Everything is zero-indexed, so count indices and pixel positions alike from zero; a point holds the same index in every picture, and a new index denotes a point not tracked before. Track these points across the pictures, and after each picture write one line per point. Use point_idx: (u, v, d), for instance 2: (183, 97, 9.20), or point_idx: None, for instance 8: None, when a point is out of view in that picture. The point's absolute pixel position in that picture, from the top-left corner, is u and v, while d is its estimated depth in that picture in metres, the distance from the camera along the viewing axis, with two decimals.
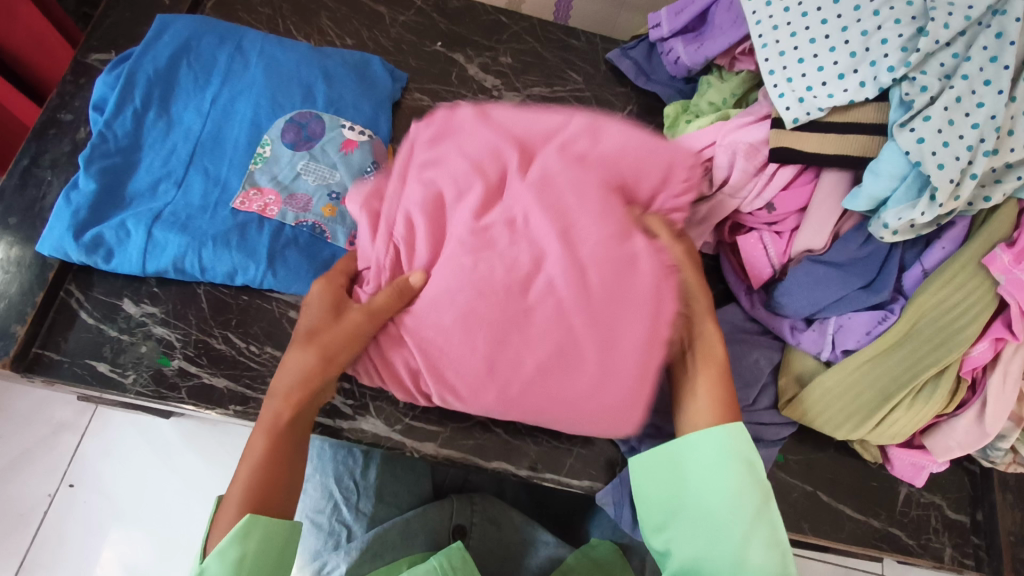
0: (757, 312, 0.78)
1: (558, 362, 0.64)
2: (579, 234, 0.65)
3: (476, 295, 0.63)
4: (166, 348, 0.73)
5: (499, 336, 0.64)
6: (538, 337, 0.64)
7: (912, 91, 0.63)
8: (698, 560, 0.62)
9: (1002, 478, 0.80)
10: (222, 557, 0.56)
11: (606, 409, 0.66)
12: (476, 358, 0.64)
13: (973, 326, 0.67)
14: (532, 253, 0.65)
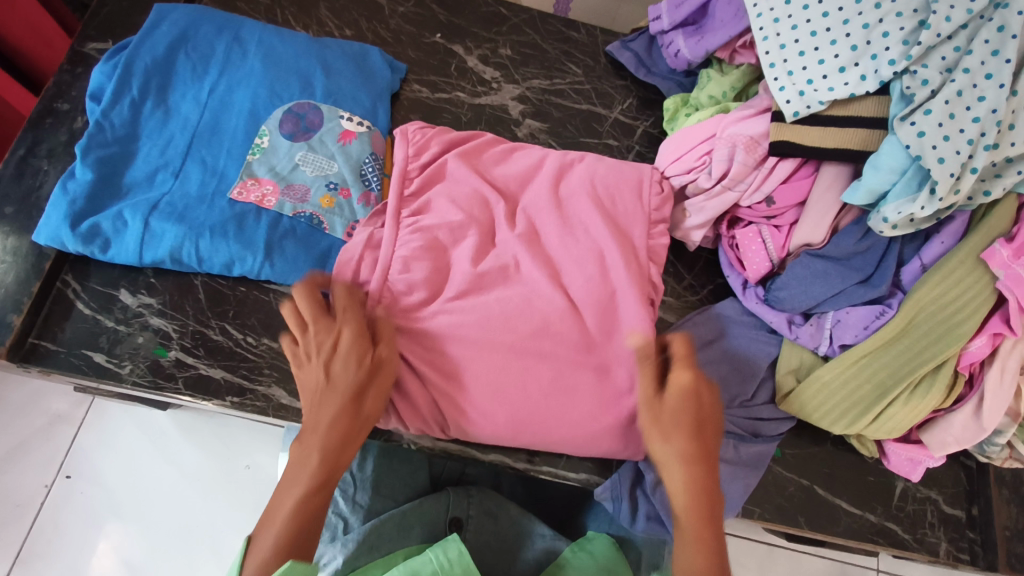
0: (753, 307, 0.77)
1: (561, 384, 0.68)
2: (568, 282, 0.72)
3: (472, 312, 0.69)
4: (163, 339, 0.73)
5: (500, 356, 0.68)
6: (530, 361, 0.69)
7: (914, 84, 0.62)
8: None
9: (997, 473, 0.80)
10: None
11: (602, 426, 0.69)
12: (479, 371, 0.68)
13: (971, 320, 0.67)
14: (523, 283, 0.71)
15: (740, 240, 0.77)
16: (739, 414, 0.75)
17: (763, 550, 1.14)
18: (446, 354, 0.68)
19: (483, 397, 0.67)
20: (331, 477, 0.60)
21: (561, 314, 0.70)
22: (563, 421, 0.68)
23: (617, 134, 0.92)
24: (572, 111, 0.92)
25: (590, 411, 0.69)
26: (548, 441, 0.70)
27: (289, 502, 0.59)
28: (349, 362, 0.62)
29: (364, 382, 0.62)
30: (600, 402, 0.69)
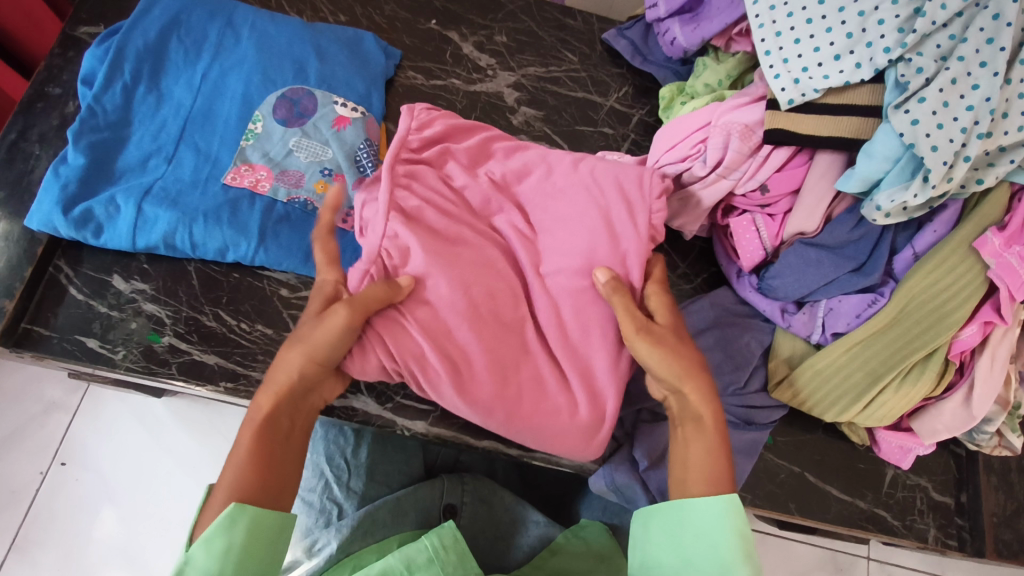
0: (747, 295, 0.78)
1: (536, 356, 0.69)
2: (559, 261, 0.71)
3: (471, 288, 0.67)
4: (157, 324, 0.73)
5: (490, 339, 0.66)
6: (511, 333, 0.68)
7: (908, 72, 0.62)
8: None
9: (987, 461, 0.81)
10: (208, 548, 0.53)
11: (569, 403, 0.68)
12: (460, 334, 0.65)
13: (962, 309, 0.67)
14: (516, 273, 0.71)
15: (734, 228, 0.77)
16: (733, 402, 0.75)
17: (756, 538, 1.15)
18: (431, 319, 0.65)
19: (461, 360, 0.65)
20: (275, 427, 0.59)
21: (550, 303, 0.70)
22: (545, 409, 0.67)
23: (612, 123, 0.92)
24: (567, 99, 0.92)
25: (566, 402, 0.67)
26: (525, 414, 0.66)
27: (240, 451, 0.57)
28: (304, 359, 0.61)
29: (316, 340, 0.60)
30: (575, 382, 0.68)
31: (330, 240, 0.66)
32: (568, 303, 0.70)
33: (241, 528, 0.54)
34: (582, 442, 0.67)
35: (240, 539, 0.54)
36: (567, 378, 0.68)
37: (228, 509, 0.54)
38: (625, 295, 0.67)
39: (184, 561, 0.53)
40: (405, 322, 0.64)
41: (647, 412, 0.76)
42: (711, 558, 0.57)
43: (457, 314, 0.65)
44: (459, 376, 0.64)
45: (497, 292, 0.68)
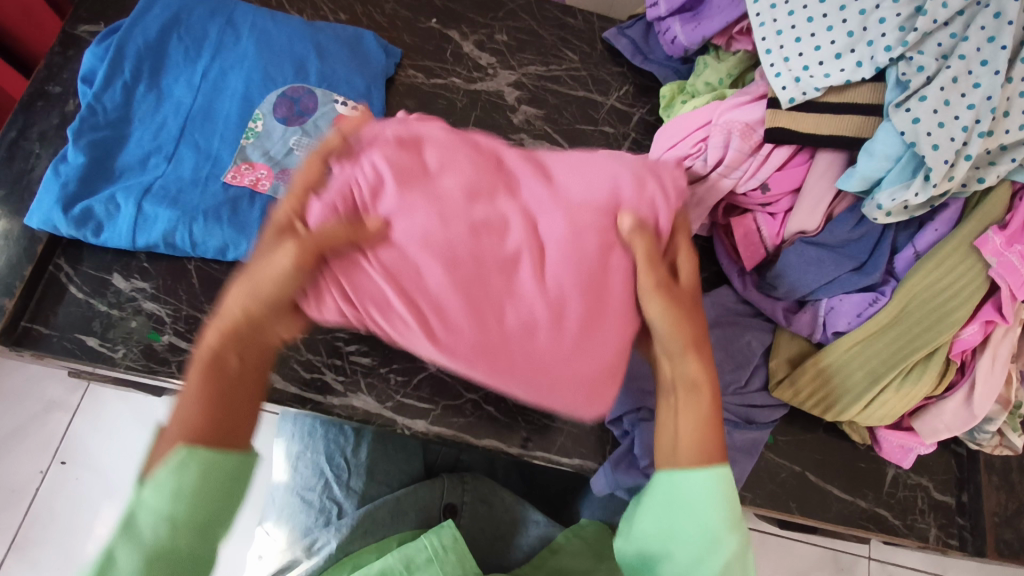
0: (748, 294, 0.78)
1: (538, 308, 0.58)
2: (575, 201, 0.60)
3: (455, 224, 0.58)
4: (157, 323, 0.72)
5: (470, 284, 0.57)
6: (512, 281, 0.58)
7: (909, 71, 0.62)
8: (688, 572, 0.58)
9: (988, 461, 0.81)
10: (159, 489, 0.50)
11: (566, 358, 0.59)
12: (437, 276, 0.57)
13: (963, 308, 0.67)
14: (522, 210, 0.60)
15: (735, 228, 0.77)
16: (733, 402, 0.75)
17: (756, 537, 1.14)
18: (405, 261, 0.57)
19: (437, 305, 0.58)
20: (224, 366, 0.55)
21: (556, 245, 0.59)
22: (536, 361, 0.59)
23: (613, 121, 0.92)
24: (568, 97, 0.92)
25: (571, 356, 0.59)
26: (507, 363, 0.59)
27: (189, 392, 0.54)
28: (249, 299, 0.56)
29: (261, 276, 0.56)
30: (579, 335, 0.59)
31: (326, 171, 0.60)
32: (584, 246, 0.59)
33: (193, 470, 0.51)
34: (584, 399, 0.61)
35: (192, 482, 0.50)
36: (573, 330, 0.59)
37: (177, 452, 0.51)
38: (649, 244, 0.59)
39: (135, 503, 0.50)
40: (367, 264, 0.57)
41: (647, 410, 0.72)
42: (700, 528, 0.58)
43: (432, 255, 0.57)
44: (427, 326, 0.58)
45: (485, 228, 0.58)
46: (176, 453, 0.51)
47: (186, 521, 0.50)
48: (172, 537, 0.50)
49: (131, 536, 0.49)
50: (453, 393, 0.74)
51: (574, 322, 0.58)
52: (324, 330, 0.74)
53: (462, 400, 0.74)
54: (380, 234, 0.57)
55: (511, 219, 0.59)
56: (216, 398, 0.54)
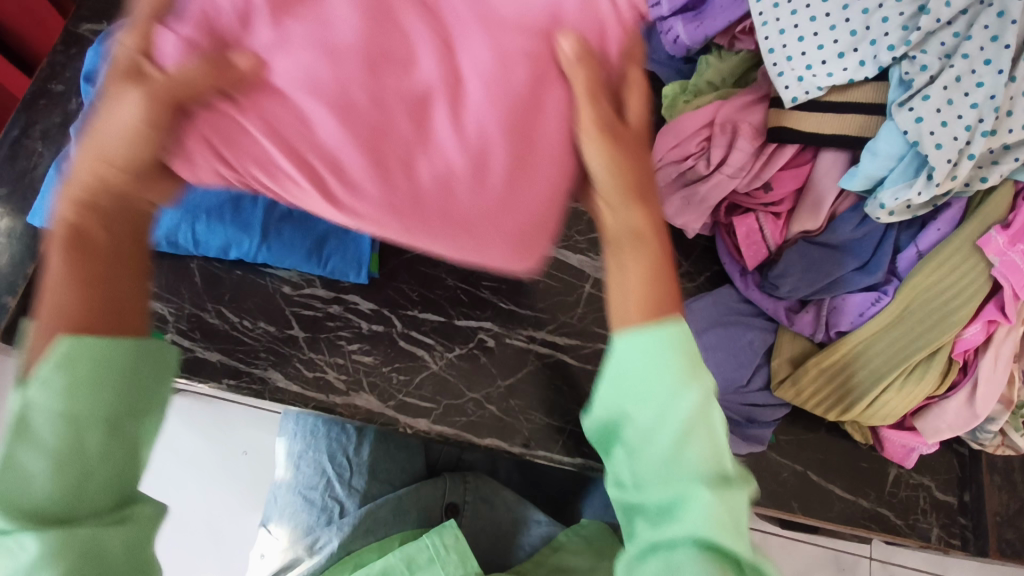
0: (750, 294, 0.78)
1: (453, 159, 0.49)
2: (500, 26, 0.48)
3: (346, 58, 0.46)
4: (159, 321, 0.73)
5: (371, 134, 0.47)
6: (421, 125, 0.48)
7: (912, 70, 0.62)
8: (647, 457, 0.48)
9: (989, 460, 0.81)
10: (45, 386, 0.42)
11: (491, 212, 0.51)
12: (330, 123, 0.47)
13: (964, 308, 0.67)
14: (434, 40, 0.48)
15: (738, 228, 0.76)
16: (734, 401, 0.75)
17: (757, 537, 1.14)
18: (291, 106, 0.46)
19: (336, 156, 0.48)
20: (92, 234, 0.45)
21: (476, 78, 0.48)
22: (457, 217, 0.51)
23: None
24: None
25: (495, 207, 0.50)
26: (425, 220, 0.51)
27: (50, 277, 0.44)
28: (100, 165, 0.45)
29: (112, 131, 0.45)
30: (503, 184, 0.50)
31: None
32: (510, 76, 0.48)
33: (89, 350, 0.43)
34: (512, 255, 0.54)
35: (87, 372, 0.43)
36: (498, 178, 0.50)
37: (58, 345, 0.42)
38: (592, 71, 0.49)
39: (21, 407, 0.42)
40: (248, 121, 0.46)
41: None
42: (652, 389, 0.48)
43: (319, 96, 0.46)
44: (325, 184, 0.49)
45: (386, 60, 0.47)
46: (52, 352, 0.42)
47: (94, 413, 0.43)
48: (77, 436, 0.42)
49: (29, 442, 0.42)
50: (457, 392, 0.74)
51: (499, 172, 0.49)
52: (326, 329, 0.74)
53: (465, 399, 0.74)
54: (260, 76, 0.46)
55: (421, 48, 0.48)
56: (90, 280, 0.44)
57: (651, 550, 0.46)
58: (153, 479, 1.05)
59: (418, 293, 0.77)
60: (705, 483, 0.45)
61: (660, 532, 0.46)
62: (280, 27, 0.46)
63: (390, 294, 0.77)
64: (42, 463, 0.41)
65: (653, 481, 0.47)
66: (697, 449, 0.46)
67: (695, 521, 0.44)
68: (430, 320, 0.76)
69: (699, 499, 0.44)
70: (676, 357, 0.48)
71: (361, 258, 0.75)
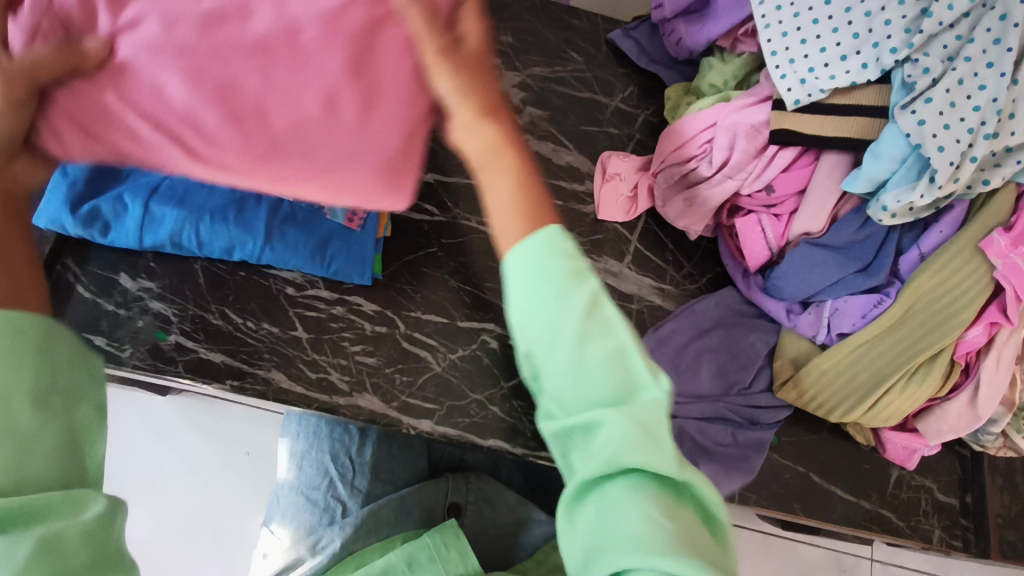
0: (753, 295, 0.79)
1: (304, 106, 0.50)
2: None
3: (190, 24, 0.48)
4: (163, 322, 0.73)
5: (224, 92, 0.49)
6: (271, 77, 0.50)
7: (914, 73, 0.62)
8: (562, 386, 0.45)
9: (991, 462, 0.81)
10: None
11: (355, 157, 0.52)
12: (190, 88, 0.48)
13: (968, 310, 0.67)
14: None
15: (739, 228, 0.77)
16: (736, 402, 0.75)
17: (759, 538, 1.14)
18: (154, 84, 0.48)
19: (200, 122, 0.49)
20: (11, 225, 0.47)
21: (314, 27, 0.50)
22: (323, 160, 0.52)
23: (618, 123, 0.92)
24: (572, 99, 0.92)
25: (351, 146, 0.52)
26: (294, 167, 0.52)
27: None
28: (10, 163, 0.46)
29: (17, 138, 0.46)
30: (359, 127, 0.52)
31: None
32: (341, 17, 0.50)
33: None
34: (384, 194, 0.55)
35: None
36: (352, 120, 0.51)
37: None
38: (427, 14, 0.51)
39: None
40: (120, 106, 0.49)
41: None
42: (544, 307, 0.45)
43: (174, 65, 0.48)
44: (187, 146, 0.50)
45: (228, 21, 0.49)
46: None
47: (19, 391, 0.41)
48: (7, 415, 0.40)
49: None
50: (459, 393, 0.74)
51: (351, 113, 0.51)
52: (330, 330, 0.75)
53: (467, 400, 0.74)
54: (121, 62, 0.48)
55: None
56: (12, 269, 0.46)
57: (588, 492, 0.45)
58: (110, 459, 1.05)
59: (420, 293, 0.78)
60: (620, 407, 0.44)
61: (591, 459, 0.44)
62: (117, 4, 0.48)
63: (394, 296, 0.77)
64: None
65: (572, 418, 0.45)
66: (608, 374, 0.45)
67: (617, 455, 0.43)
68: (433, 321, 0.77)
69: (618, 427, 0.43)
70: (559, 266, 0.45)
71: (368, 259, 0.76)
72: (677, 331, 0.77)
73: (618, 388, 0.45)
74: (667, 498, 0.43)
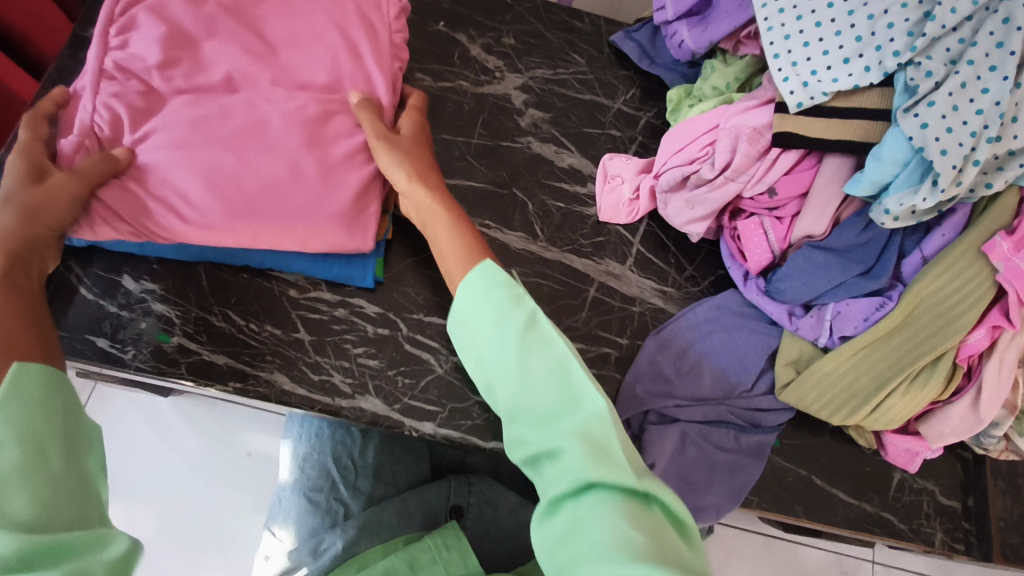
0: (754, 298, 0.77)
1: (278, 173, 0.64)
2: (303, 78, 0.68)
3: (189, 121, 0.63)
4: (166, 324, 0.73)
5: (212, 171, 0.63)
6: (251, 152, 0.64)
7: (917, 76, 0.62)
8: (518, 403, 0.53)
9: (993, 465, 0.81)
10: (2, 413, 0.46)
11: (319, 207, 0.65)
12: (188, 169, 0.62)
13: (970, 314, 0.67)
14: (250, 97, 0.66)
15: (742, 231, 0.77)
16: (739, 405, 0.75)
17: (761, 541, 1.14)
18: (167, 166, 0.62)
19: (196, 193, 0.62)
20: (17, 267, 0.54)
21: (283, 116, 0.65)
22: (289, 212, 0.64)
23: (620, 125, 0.92)
24: (575, 101, 0.92)
25: (315, 200, 0.65)
26: (267, 219, 0.63)
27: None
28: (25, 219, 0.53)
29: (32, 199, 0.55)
30: (323, 185, 0.65)
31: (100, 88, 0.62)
32: (301, 112, 0.66)
33: (29, 383, 0.48)
34: (346, 234, 0.66)
35: (35, 394, 0.48)
36: (316, 178, 0.65)
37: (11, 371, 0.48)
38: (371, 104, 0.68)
39: None
40: (136, 191, 0.62)
41: (654, 412, 0.74)
42: (490, 329, 0.56)
43: (178, 152, 0.62)
44: (177, 214, 0.63)
45: (211, 117, 0.64)
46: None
47: (48, 438, 0.47)
48: (38, 459, 0.45)
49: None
50: (462, 396, 0.74)
51: (313, 173, 0.65)
52: (332, 332, 0.75)
53: (470, 402, 0.74)
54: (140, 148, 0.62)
55: (242, 103, 0.65)
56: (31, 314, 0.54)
57: (559, 507, 0.48)
58: (113, 459, 1.05)
59: (423, 295, 0.78)
60: (574, 422, 0.49)
61: (555, 475, 0.49)
62: (139, 117, 0.63)
63: (397, 298, 0.77)
64: (11, 489, 0.43)
65: (537, 437, 0.51)
66: (559, 399, 0.51)
67: (579, 466, 0.47)
68: (435, 324, 0.77)
69: (574, 443, 0.48)
70: (496, 291, 0.56)
71: (366, 263, 0.75)
72: (678, 334, 0.78)
73: (564, 401, 0.51)
74: (634, 507, 0.46)
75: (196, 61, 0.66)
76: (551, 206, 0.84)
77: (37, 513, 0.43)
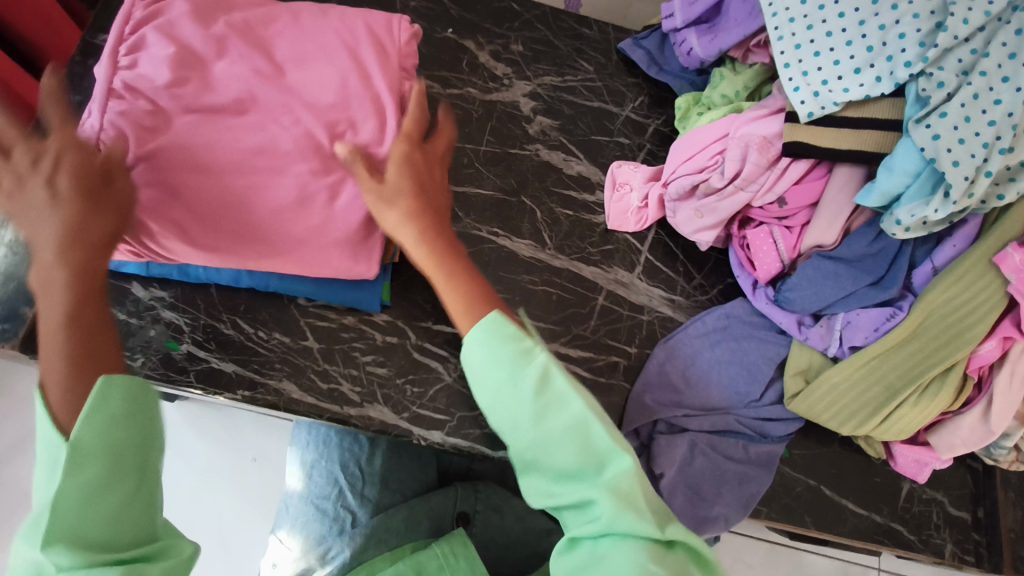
0: (763, 307, 0.78)
1: (284, 200, 0.64)
2: (313, 93, 0.66)
3: (197, 142, 0.62)
4: (175, 332, 0.73)
5: (220, 193, 0.63)
6: (258, 177, 0.64)
7: (929, 87, 0.62)
8: (536, 457, 0.54)
9: (1003, 476, 0.81)
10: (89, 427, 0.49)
11: (323, 237, 0.66)
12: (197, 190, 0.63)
13: (981, 325, 0.67)
14: (262, 109, 0.65)
15: (751, 240, 0.77)
16: (747, 415, 0.75)
17: (766, 548, 1.14)
18: (180, 180, 0.62)
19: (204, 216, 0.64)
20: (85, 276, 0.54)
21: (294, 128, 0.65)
22: (295, 242, 0.66)
23: (629, 133, 0.92)
24: (583, 108, 0.92)
25: (321, 229, 0.66)
26: (275, 249, 0.66)
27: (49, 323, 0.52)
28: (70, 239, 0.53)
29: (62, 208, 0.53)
30: (328, 214, 0.65)
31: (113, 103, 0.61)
32: (312, 127, 0.65)
33: (117, 393, 0.50)
34: (351, 262, 0.68)
35: (118, 406, 0.50)
36: (322, 206, 0.65)
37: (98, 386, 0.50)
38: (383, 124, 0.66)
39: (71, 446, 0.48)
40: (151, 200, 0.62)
41: (663, 423, 0.74)
42: (500, 385, 0.54)
43: (190, 169, 0.62)
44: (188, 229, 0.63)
45: (220, 131, 0.63)
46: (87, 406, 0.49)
47: (128, 453, 0.50)
48: (116, 479, 0.48)
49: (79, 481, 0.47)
50: (470, 404, 0.74)
51: (318, 203, 0.65)
52: (341, 340, 0.75)
53: (479, 411, 0.74)
54: (152, 163, 0.61)
55: (252, 117, 0.64)
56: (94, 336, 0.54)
57: (579, 542, 0.53)
58: None
59: (432, 303, 0.77)
60: (604, 480, 0.52)
61: (583, 523, 0.52)
62: (145, 136, 0.61)
63: (405, 306, 0.77)
64: (98, 507, 0.47)
65: (561, 489, 0.53)
66: (582, 456, 0.53)
67: (607, 519, 0.50)
68: (444, 332, 0.77)
69: (605, 497, 0.51)
70: (506, 341, 0.54)
71: (373, 289, 0.74)
72: (688, 344, 0.78)
73: (586, 456, 0.53)
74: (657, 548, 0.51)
75: (204, 81, 0.63)
76: (559, 213, 0.84)
77: (113, 531, 0.47)
